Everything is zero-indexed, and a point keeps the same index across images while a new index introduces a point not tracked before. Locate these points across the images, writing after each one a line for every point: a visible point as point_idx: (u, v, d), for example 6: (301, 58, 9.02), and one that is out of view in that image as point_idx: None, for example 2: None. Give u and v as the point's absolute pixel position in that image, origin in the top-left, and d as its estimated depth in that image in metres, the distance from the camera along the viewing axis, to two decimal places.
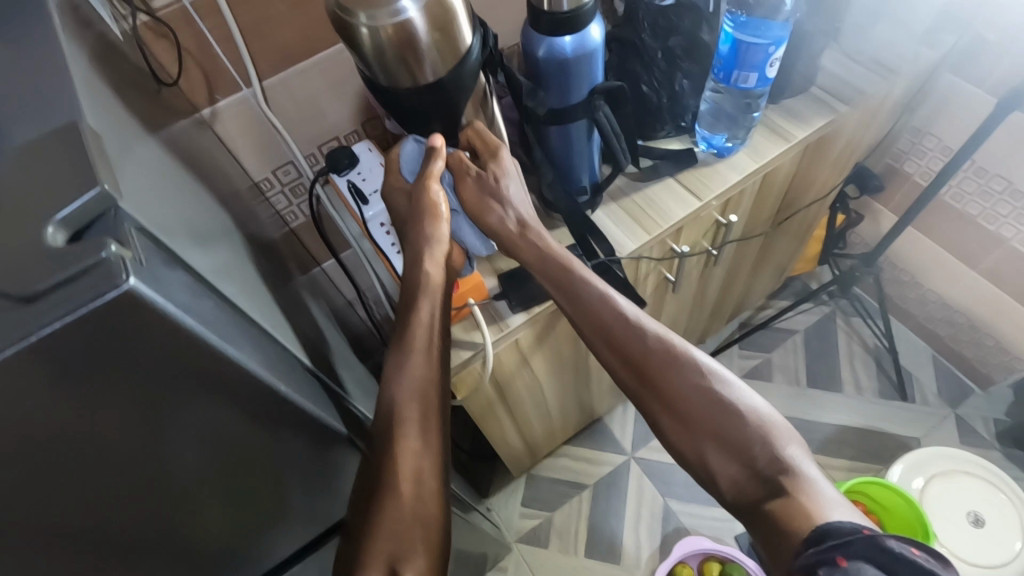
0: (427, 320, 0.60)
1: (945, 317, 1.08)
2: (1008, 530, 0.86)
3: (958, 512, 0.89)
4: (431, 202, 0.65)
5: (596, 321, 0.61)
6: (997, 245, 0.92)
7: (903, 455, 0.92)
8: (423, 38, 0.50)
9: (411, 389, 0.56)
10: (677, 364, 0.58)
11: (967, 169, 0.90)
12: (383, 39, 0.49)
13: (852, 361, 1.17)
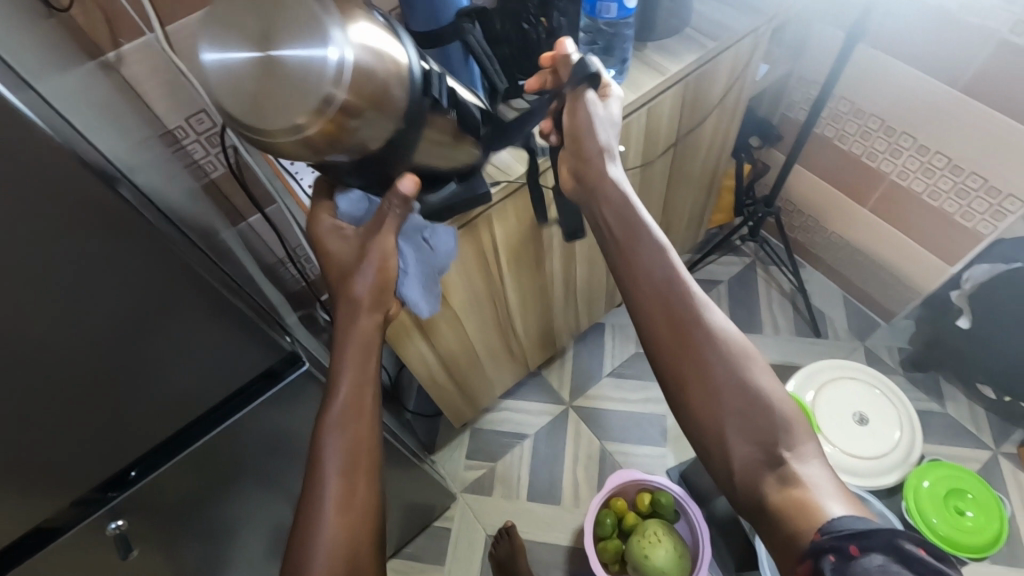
0: (360, 378, 0.62)
1: (848, 257, 1.38)
2: (888, 424, 0.96)
3: (846, 412, 0.98)
4: (376, 258, 0.63)
5: (653, 292, 0.60)
6: (881, 181, 1.19)
7: (798, 370, 1.00)
8: (356, 121, 0.49)
9: (339, 459, 0.59)
10: (711, 345, 0.58)
11: (850, 111, 1.15)
12: (314, 135, 0.47)
13: (771, 304, 1.47)
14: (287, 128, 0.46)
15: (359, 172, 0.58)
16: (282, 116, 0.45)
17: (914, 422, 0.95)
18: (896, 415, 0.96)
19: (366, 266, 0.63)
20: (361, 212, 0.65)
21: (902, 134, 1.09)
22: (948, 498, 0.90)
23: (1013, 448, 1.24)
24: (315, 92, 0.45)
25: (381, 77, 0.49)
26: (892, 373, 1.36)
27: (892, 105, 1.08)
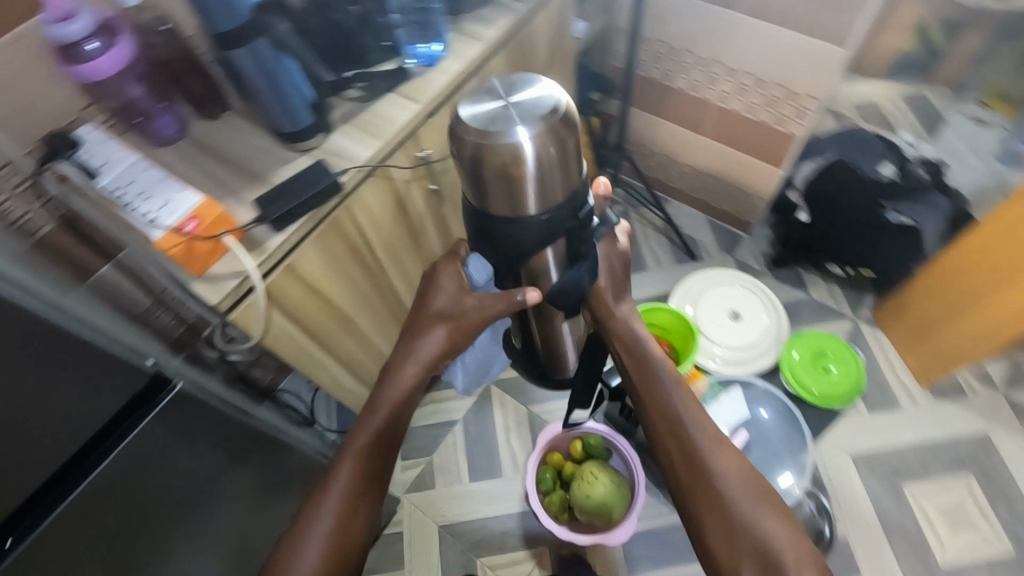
0: (387, 427, 0.66)
1: (702, 183, 1.52)
2: (756, 313, 1.09)
3: (721, 312, 1.09)
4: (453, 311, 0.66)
5: (684, 424, 0.64)
6: (708, 108, 1.32)
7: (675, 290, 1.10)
8: (529, 182, 0.51)
9: (341, 504, 0.63)
10: (724, 476, 0.63)
11: (667, 51, 1.26)
12: (497, 165, 0.50)
13: (649, 241, 1.59)
14: (484, 146, 0.49)
15: (497, 248, 0.58)
16: (500, 135, 0.49)
17: (771, 299, 1.09)
18: (757, 299, 1.09)
19: (447, 334, 0.66)
20: (485, 279, 0.64)
21: (714, 62, 1.22)
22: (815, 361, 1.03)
23: (868, 314, 1.43)
24: (511, 132, 0.48)
25: (564, 172, 0.52)
26: (762, 276, 1.51)
27: (698, 38, 1.20)
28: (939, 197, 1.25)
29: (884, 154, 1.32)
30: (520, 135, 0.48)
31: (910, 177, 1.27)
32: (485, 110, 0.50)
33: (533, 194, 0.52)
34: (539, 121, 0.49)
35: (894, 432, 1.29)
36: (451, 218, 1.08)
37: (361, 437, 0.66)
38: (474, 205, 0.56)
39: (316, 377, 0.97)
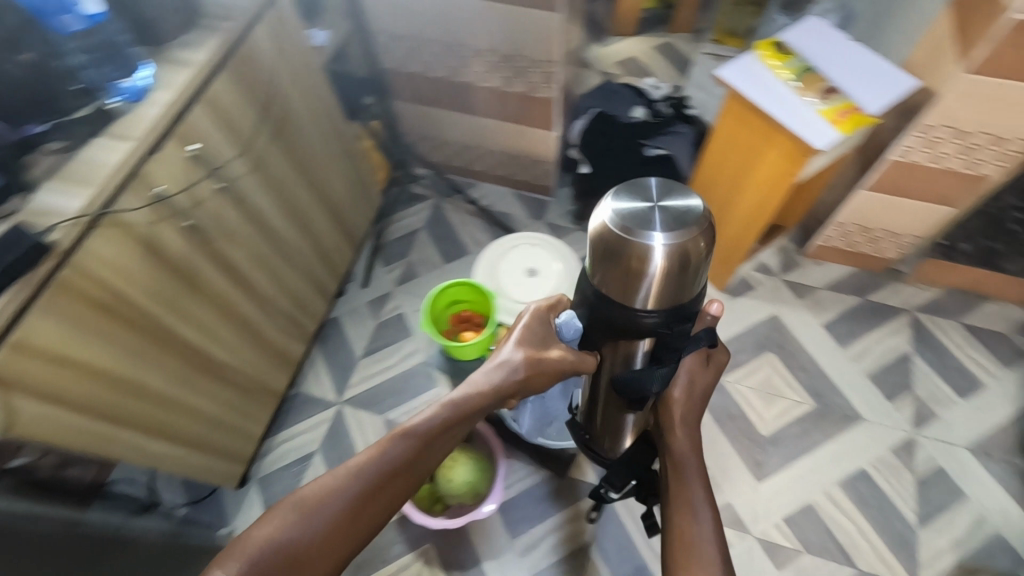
0: (444, 427, 0.78)
1: (496, 160, 1.62)
2: (548, 265, 1.16)
3: (518, 270, 1.15)
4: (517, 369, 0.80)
5: (688, 489, 0.81)
6: (472, 90, 1.40)
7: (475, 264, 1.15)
8: (650, 275, 0.64)
9: (368, 488, 0.72)
10: (694, 514, 0.79)
11: (417, 44, 1.32)
12: (625, 256, 0.64)
13: (465, 226, 1.66)
14: (625, 231, 0.63)
15: (600, 326, 0.74)
16: (634, 234, 0.63)
17: (557, 243, 1.17)
18: (545, 249, 1.17)
19: (524, 356, 0.80)
20: (575, 338, 0.79)
21: (462, 47, 1.29)
22: None
23: (665, 241, 1.60)
24: (647, 236, 0.63)
25: (688, 274, 0.66)
26: (573, 232, 1.63)
27: (436, 28, 1.27)
28: (684, 127, 1.44)
29: (636, 99, 1.48)
30: (654, 240, 0.63)
31: (657, 115, 1.44)
32: (630, 209, 0.65)
33: (647, 288, 0.66)
34: (679, 228, 0.63)
35: None
36: (232, 250, 1.05)
37: (486, 381, 0.80)
38: (592, 281, 0.72)
39: (112, 456, 0.88)
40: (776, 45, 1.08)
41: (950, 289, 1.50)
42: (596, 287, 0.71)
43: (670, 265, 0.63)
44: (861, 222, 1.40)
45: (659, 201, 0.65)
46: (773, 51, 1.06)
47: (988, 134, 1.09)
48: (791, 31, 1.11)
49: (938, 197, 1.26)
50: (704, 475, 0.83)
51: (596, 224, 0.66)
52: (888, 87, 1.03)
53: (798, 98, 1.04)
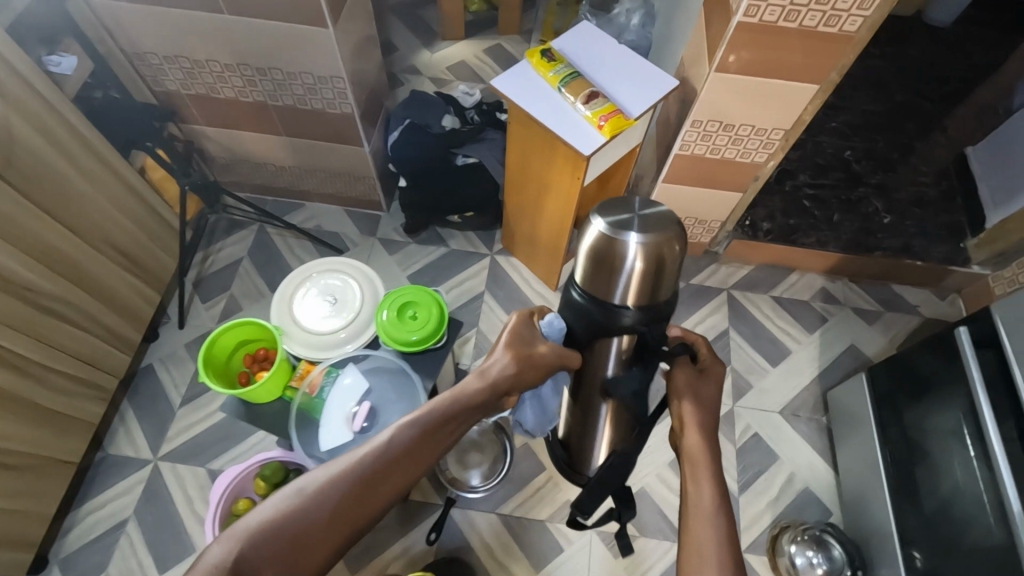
0: (456, 406, 0.67)
1: (318, 178, 1.55)
2: (349, 292, 1.12)
3: (314, 298, 1.10)
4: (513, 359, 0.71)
5: (699, 481, 0.65)
6: (268, 110, 1.33)
7: (273, 301, 1.09)
8: (631, 267, 0.67)
9: (382, 461, 0.62)
10: (710, 520, 0.61)
11: (194, 65, 1.23)
12: (608, 252, 0.68)
13: (294, 251, 1.58)
14: (610, 230, 0.68)
15: (589, 322, 0.74)
16: (616, 238, 0.68)
17: (355, 263, 1.14)
18: (343, 271, 1.13)
19: (514, 357, 0.72)
20: (557, 342, 0.77)
21: (242, 66, 1.21)
22: (401, 310, 1.05)
23: (500, 245, 1.60)
24: (627, 235, 0.67)
25: (667, 267, 0.68)
26: (407, 245, 1.60)
27: (209, 48, 1.18)
28: (493, 133, 1.45)
29: (445, 107, 1.46)
30: (629, 239, 0.67)
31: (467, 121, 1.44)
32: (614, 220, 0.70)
33: (624, 286, 0.69)
34: (655, 229, 0.68)
35: None
36: None
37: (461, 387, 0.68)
38: (584, 289, 0.74)
39: None
40: (547, 52, 1.10)
41: (760, 264, 1.62)
42: (585, 292, 0.74)
43: (646, 262, 0.67)
44: (670, 212, 1.47)
45: (639, 211, 0.70)
46: (543, 58, 1.09)
47: (750, 125, 1.17)
48: (565, 38, 1.14)
49: (727, 184, 1.34)
50: (716, 461, 0.67)
51: (591, 235, 0.70)
52: (653, 90, 1.07)
53: (568, 104, 1.06)
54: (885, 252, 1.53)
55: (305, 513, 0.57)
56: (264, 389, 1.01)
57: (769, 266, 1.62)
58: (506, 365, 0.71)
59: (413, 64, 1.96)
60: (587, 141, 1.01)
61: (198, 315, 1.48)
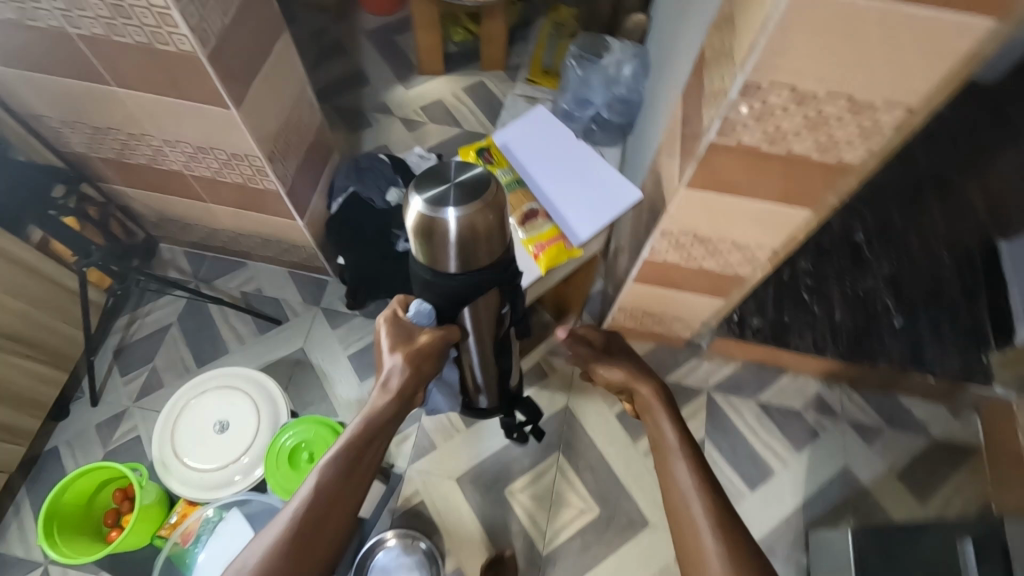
0: (382, 416, 0.68)
1: (255, 241, 1.40)
2: (244, 417, 0.96)
3: (202, 420, 0.95)
4: (417, 350, 0.68)
5: (677, 478, 0.67)
6: (186, 179, 1.17)
7: (155, 427, 0.94)
8: (454, 238, 0.59)
9: (325, 497, 0.63)
10: (674, 448, 0.70)
11: (95, 131, 1.08)
12: (433, 233, 0.59)
13: (228, 320, 1.43)
14: (429, 208, 0.58)
15: (449, 296, 0.67)
16: (435, 217, 0.58)
17: (255, 374, 1.00)
18: (238, 385, 0.98)
19: (407, 356, 0.68)
20: (427, 323, 0.70)
21: (145, 136, 1.06)
22: (291, 455, 0.91)
23: None
24: (442, 211, 0.58)
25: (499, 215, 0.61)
26: (352, 318, 1.44)
27: (105, 116, 1.03)
28: None
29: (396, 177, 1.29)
30: (447, 214, 0.58)
31: None
32: (430, 194, 0.59)
33: (456, 255, 0.61)
34: (473, 197, 0.58)
35: (491, 438, 1.32)
36: None
37: (372, 412, 0.67)
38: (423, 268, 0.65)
39: None
40: (485, 152, 0.91)
41: (748, 362, 1.43)
42: (427, 267, 0.64)
43: (467, 233, 0.58)
44: (643, 307, 1.29)
45: (453, 179, 0.60)
46: (478, 161, 0.90)
47: (731, 241, 0.98)
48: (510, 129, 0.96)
49: (707, 290, 1.15)
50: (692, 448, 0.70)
51: (409, 218, 0.60)
52: (609, 202, 0.89)
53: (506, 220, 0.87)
54: (892, 363, 1.33)
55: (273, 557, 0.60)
56: (124, 541, 0.86)
57: (757, 365, 1.43)
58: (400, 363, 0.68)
59: (385, 100, 1.78)
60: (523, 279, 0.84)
61: (116, 391, 1.34)
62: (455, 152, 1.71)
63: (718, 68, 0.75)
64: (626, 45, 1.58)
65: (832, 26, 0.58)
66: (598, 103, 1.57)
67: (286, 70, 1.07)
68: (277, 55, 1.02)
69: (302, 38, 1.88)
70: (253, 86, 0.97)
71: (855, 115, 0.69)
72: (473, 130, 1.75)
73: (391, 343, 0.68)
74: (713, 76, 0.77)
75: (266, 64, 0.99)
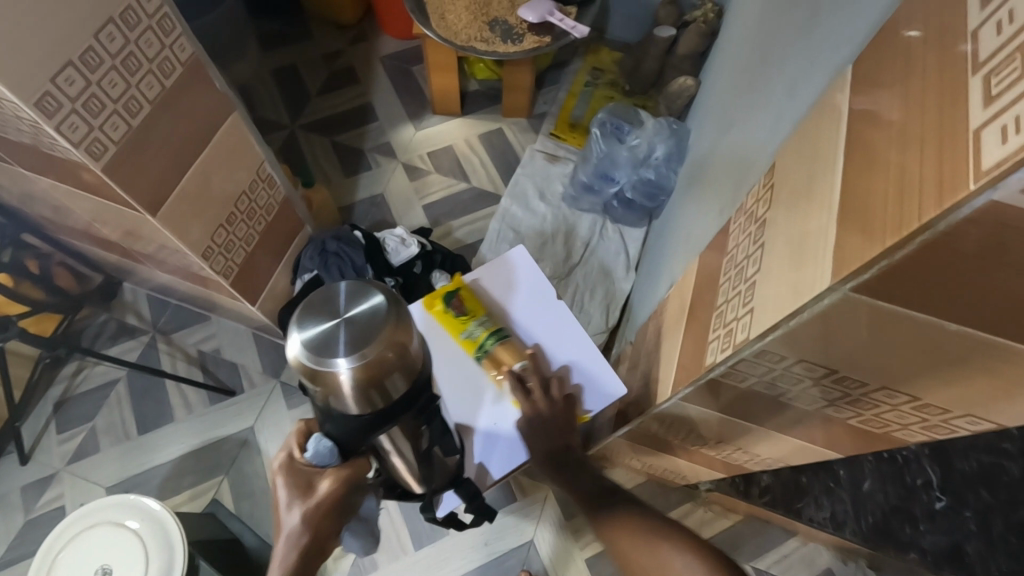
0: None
1: (214, 303, 1.26)
2: (129, 560, 0.84)
3: (83, 559, 0.84)
4: (309, 506, 0.50)
5: (635, 541, 0.68)
6: (126, 248, 1.04)
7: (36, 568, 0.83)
8: (352, 388, 0.44)
9: None
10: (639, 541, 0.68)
11: (23, 195, 0.95)
12: (323, 381, 0.44)
13: (180, 386, 1.31)
14: (319, 353, 0.43)
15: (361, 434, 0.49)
16: (325, 363, 0.43)
17: (156, 510, 0.86)
18: (134, 521, 0.86)
19: (305, 517, 0.50)
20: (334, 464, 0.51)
21: (74, 211, 0.92)
22: None
23: None
24: (333, 361, 0.42)
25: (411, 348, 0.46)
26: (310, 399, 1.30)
27: (26, 185, 0.90)
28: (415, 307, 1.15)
29: (366, 264, 1.19)
30: (338, 366, 0.42)
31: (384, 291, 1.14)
32: (314, 333, 0.44)
33: (352, 402, 0.45)
34: (368, 339, 0.43)
35: (440, 568, 1.18)
36: None
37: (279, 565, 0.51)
38: (320, 402, 0.47)
39: None
40: (453, 300, 0.87)
41: (751, 516, 1.22)
42: (321, 404, 0.48)
43: (370, 384, 0.44)
44: (633, 452, 1.10)
45: (348, 311, 0.44)
46: (448, 311, 0.86)
47: (738, 447, 0.79)
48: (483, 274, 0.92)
49: (707, 463, 0.97)
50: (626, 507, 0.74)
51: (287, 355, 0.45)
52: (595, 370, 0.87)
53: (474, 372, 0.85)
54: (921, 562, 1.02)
55: None
56: None
57: (761, 521, 1.23)
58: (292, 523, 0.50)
59: (390, 141, 1.61)
60: (501, 450, 0.81)
61: (48, 450, 1.24)
62: (456, 212, 1.52)
63: (736, 288, 0.56)
64: (662, 122, 1.35)
65: (898, 338, 0.39)
66: (622, 180, 1.38)
67: (241, 150, 0.89)
68: (227, 135, 0.85)
69: (313, 60, 1.72)
70: (184, 181, 0.80)
71: (918, 410, 0.48)
72: (481, 188, 1.56)
73: (282, 503, 0.50)
74: (730, 290, 0.58)
75: (207, 153, 0.82)
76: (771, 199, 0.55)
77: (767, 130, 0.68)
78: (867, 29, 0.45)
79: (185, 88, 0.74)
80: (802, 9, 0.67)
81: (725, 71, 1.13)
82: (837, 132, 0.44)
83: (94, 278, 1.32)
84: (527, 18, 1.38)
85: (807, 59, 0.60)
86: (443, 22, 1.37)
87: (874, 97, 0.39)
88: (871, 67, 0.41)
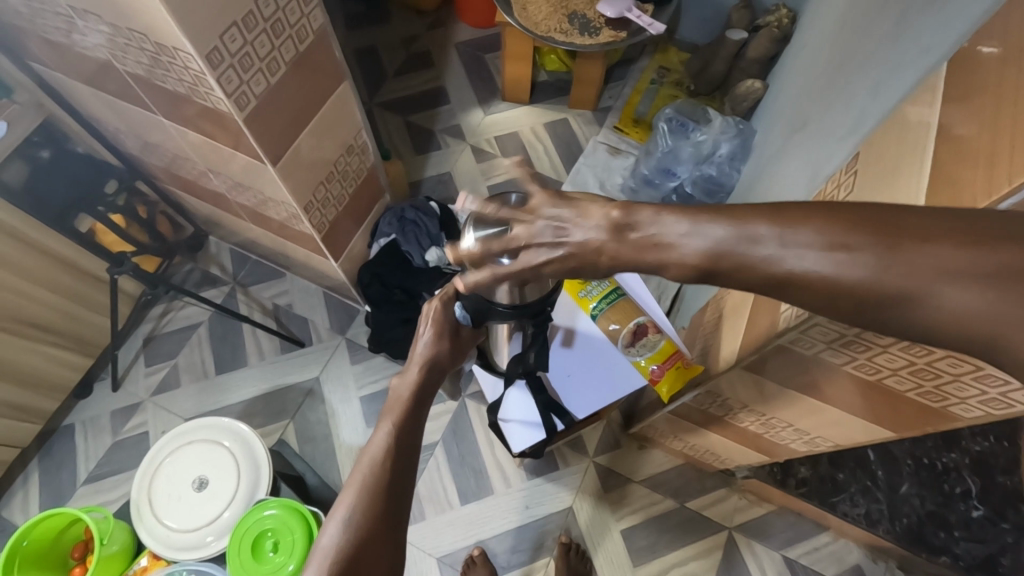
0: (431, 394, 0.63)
1: (292, 260, 1.36)
2: (223, 479, 0.94)
3: (183, 473, 0.94)
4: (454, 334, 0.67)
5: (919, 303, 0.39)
6: (227, 198, 1.14)
7: (139, 471, 0.94)
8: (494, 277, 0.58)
9: (364, 481, 0.56)
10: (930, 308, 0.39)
11: (147, 144, 1.06)
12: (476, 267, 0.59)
13: (254, 335, 1.41)
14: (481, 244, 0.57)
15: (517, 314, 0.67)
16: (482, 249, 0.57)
17: (246, 432, 0.97)
18: (227, 441, 0.96)
19: (435, 335, 0.65)
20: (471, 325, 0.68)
21: (192, 159, 1.02)
22: (255, 550, 0.87)
23: (473, 388, 1.37)
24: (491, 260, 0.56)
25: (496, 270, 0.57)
26: (372, 356, 1.39)
27: (154, 135, 1.00)
28: None
29: (439, 233, 1.30)
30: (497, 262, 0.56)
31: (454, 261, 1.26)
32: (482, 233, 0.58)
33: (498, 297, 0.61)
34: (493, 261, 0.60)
35: (484, 524, 1.25)
36: None
37: (427, 353, 0.64)
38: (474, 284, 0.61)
39: None
40: None
41: (783, 507, 1.26)
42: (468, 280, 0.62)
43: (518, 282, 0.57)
44: (675, 433, 1.16)
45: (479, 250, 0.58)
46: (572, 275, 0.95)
47: (791, 424, 0.82)
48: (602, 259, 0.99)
49: (750, 445, 1.01)
50: (853, 293, 0.39)
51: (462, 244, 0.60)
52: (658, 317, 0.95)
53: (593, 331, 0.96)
54: None
55: (331, 531, 0.54)
56: None
57: (795, 514, 1.26)
58: (426, 333, 0.65)
59: (459, 124, 1.69)
60: (583, 369, 0.95)
61: (134, 381, 1.36)
62: None
63: None
64: (729, 121, 1.40)
65: None
66: (683, 175, 1.43)
67: (343, 116, 0.98)
68: (338, 100, 0.94)
69: (392, 44, 1.81)
70: (298, 139, 0.89)
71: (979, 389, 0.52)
72: (543, 173, 1.63)
73: (428, 322, 0.66)
74: None
75: (320, 115, 0.91)
76: (851, 186, 0.60)
77: (849, 124, 0.73)
78: (960, 31, 0.50)
79: (316, 53, 0.84)
80: (892, 14, 0.72)
81: (799, 75, 1.18)
82: (927, 120, 0.50)
83: (185, 229, 1.43)
84: (605, 13, 1.44)
85: (897, 60, 0.64)
86: (524, 13, 1.44)
87: (968, 94, 0.45)
88: (962, 68, 0.47)
